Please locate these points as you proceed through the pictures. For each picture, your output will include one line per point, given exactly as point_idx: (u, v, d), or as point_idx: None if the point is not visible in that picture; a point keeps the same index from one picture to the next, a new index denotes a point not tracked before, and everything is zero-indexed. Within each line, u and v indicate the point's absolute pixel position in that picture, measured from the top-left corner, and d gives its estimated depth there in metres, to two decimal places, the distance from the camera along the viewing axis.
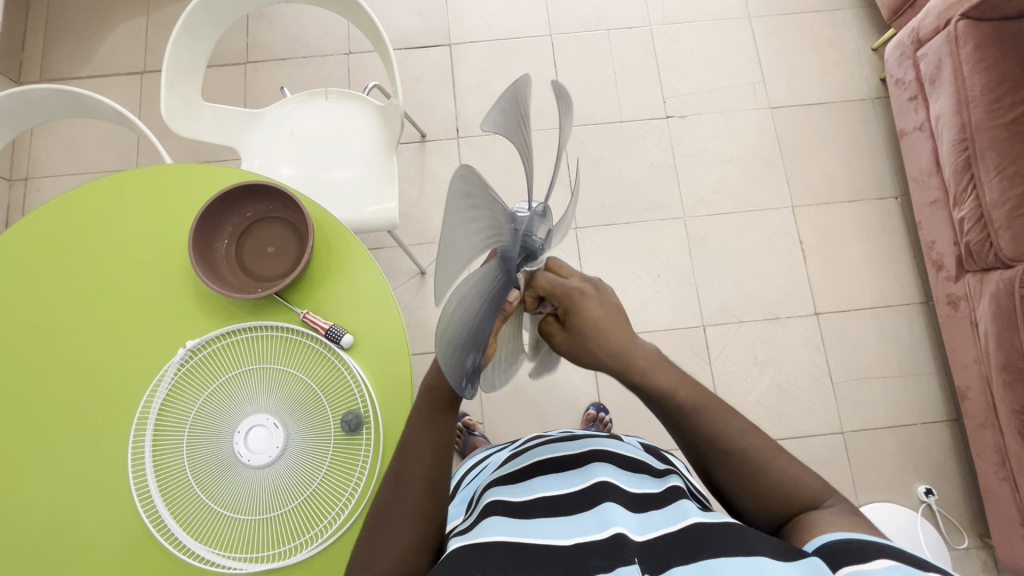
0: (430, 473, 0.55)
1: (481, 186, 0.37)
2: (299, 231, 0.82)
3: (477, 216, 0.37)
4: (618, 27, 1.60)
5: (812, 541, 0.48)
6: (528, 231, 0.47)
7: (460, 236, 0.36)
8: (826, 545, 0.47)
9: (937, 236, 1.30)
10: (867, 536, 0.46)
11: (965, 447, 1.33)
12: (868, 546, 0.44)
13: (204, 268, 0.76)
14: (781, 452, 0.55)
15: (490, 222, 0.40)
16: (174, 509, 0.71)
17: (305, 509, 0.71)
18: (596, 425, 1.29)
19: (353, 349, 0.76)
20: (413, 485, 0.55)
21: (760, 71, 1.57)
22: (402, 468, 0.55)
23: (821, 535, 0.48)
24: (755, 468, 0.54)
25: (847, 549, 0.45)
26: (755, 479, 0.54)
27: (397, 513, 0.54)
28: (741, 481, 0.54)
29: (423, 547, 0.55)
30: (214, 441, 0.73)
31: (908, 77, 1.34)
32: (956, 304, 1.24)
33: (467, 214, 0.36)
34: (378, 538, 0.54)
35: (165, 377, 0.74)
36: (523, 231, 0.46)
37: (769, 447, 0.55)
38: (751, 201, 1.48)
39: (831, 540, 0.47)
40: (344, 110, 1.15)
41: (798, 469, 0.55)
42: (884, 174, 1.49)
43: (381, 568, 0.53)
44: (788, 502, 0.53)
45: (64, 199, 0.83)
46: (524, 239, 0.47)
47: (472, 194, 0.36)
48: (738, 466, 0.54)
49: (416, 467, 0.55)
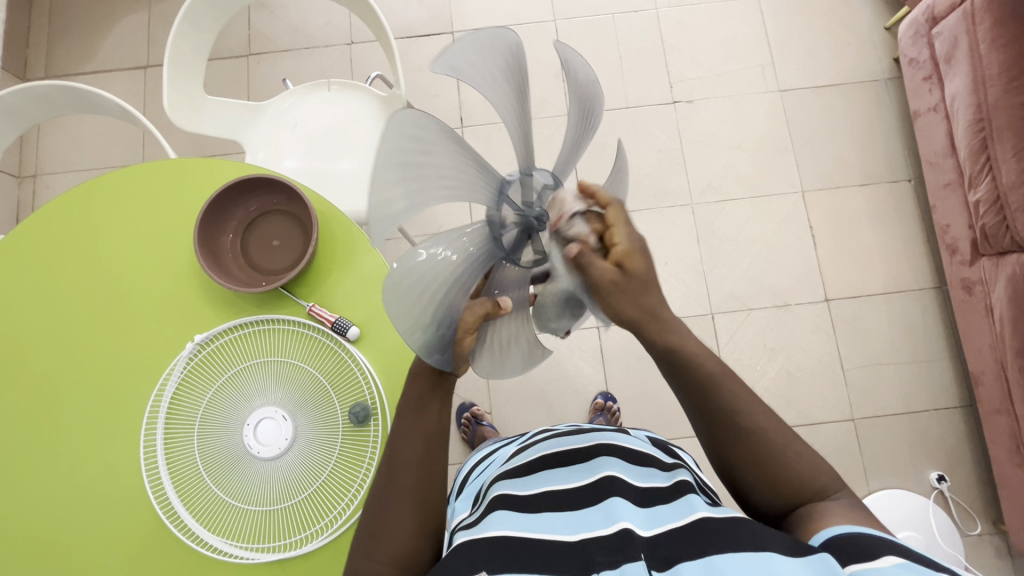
0: (426, 467, 0.55)
1: (429, 131, 0.43)
2: (304, 226, 0.81)
3: (428, 151, 0.43)
4: (623, 11, 1.57)
5: (818, 534, 0.48)
6: (531, 201, 0.50)
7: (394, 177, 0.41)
8: (835, 537, 0.46)
9: (951, 220, 1.27)
10: (876, 532, 0.46)
11: (978, 433, 1.32)
12: (878, 542, 0.44)
13: (210, 262, 0.76)
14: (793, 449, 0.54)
15: (450, 170, 0.45)
16: (187, 498, 0.72)
17: (314, 500, 0.71)
18: (604, 414, 1.29)
19: (359, 341, 0.77)
20: (410, 479, 0.55)
21: (770, 53, 1.53)
22: (399, 462, 0.55)
23: (828, 528, 0.48)
24: (762, 446, 0.52)
25: (855, 543, 0.44)
26: (763, 457, 0.52)
27: (405, 498, 0.55)
28: (751, 460, 0.52)
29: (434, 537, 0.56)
30: (225, 432, 0.73)
31: (922, 57, 1.30)
32: (970, 289, 1.22)
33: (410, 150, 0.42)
34: (390, 520, 0.54)
35: (175, 371, 0.75)
36: (519, 200, 0.50)
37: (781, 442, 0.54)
38: (761, 187, 1.45)
39: (837, 534, 0.46)
40: (346, 101, 1.14)
41: (808, 453, 0.53)
42: (896, 157, 1.46)
43: (382, 561, 0.53)
44: (789, 487, 0.52)
45: (69, 196, 0.83)
46: (523, 209, 0.50)
47: (464, 76, 0.44)
48: (747, 442, 0.52)
49: (417, 462, 0.55)
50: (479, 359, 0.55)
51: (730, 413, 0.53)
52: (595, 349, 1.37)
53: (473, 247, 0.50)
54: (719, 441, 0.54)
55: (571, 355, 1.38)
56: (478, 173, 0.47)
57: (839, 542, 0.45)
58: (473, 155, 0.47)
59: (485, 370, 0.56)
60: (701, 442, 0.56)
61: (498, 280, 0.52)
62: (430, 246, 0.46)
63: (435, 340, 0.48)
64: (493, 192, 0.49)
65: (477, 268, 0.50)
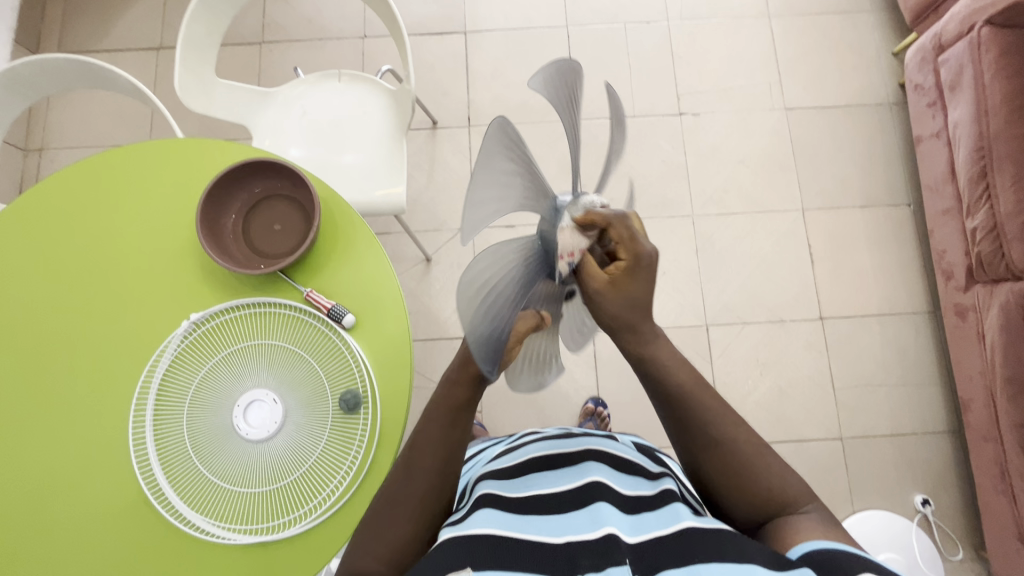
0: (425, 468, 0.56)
1: (515, 143, 0.42)
2: (307, 210, 0.82)
3: (513, 167, 0.43)
4: (636, 21, 1.58)
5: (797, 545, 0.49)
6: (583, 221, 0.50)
7: (486, 185, 0.40)
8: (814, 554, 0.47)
9: (948, 245, 1.28)
10: (845, 548, 0.48)
11: (965, 458, 1.32)
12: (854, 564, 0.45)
13: (210, 242, 0.77)
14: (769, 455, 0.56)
15: (527, 186, 0.45)
16: (171, 476, 0.72)
17: (299, 485, 0.72)
18: (595, 419, 1.27)
19: (354, 329, 0.77)
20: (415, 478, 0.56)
21: (778, 71, 1.55)
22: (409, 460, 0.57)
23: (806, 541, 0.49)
24: (728, 450, 0.55)
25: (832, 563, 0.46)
26: (731, 462, 0.55)
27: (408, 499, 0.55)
28: (720, 464, 0.55)
29: (426, 536, 0.57)
30: (214, 411, 0.74)
31: (927, 83, 1.32)
32: (963, 315, 1.23)
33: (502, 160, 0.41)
34: (393, 512, 0.56)
35: (169, 348, 0.75)
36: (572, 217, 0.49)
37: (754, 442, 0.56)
38: (761, 202, 1.47)
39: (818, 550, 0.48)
40: (355, 93, 1.15)
41: (779, 463, 0.55)
42: (897, 181, 1.47)
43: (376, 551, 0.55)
44: (764, 491, 0.54)
45: (76, 169, 0.84)
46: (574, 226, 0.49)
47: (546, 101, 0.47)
48: (717, 449, 0.55)
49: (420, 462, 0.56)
50: (513, 368, 0.57)
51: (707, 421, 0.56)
52: (588, 354, 1.38)
53: (527, 261, 0.47)
54: (697, 447, 0.56)
55: (565, 359, 1.38)
56: (538, 188, 0.47)
57: (813, 559, 0.47)
58: (537, 177, 0.47)
59: (520, 387, 0.62)
60: (685, 454, 0.58)
61: (534, 296, 0.50)
62: (502, 249, 0.43)
63: (490, 344, 0.44)
64: (548, 210, 0.49)
65: (530, 284, 0.48)
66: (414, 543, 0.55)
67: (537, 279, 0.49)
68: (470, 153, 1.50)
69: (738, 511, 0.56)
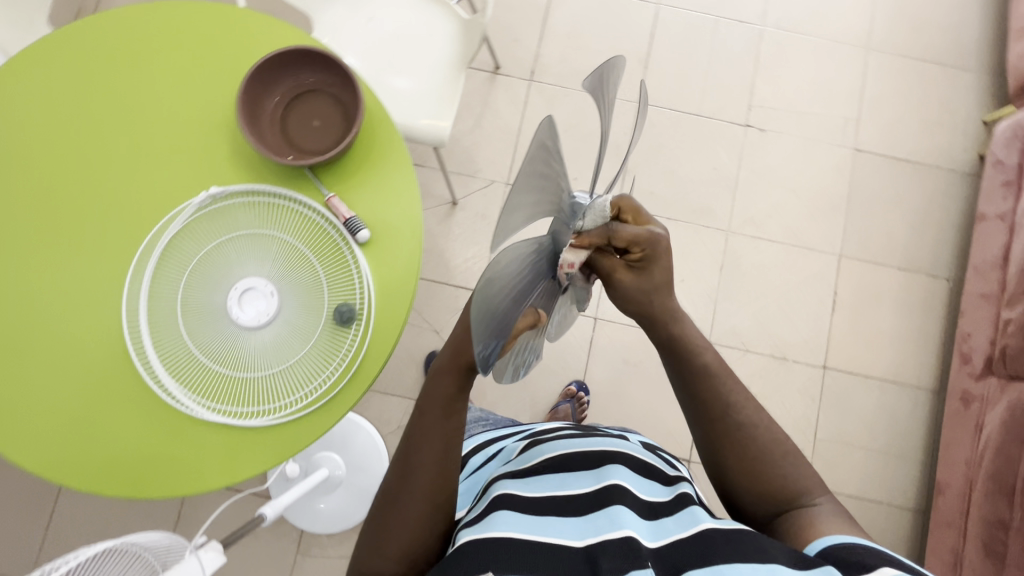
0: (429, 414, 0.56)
1: (555, 140, 0.38)
2: (348, 113, 0.79)
3: (548, 166, 0.39)
4: (730, 18, 1.50)
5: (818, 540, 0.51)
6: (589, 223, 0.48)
7: (521, 188, 0.37)
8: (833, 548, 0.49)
9: (974, 330, 1.24)
10: (862, 540, 0.50)
11: (921, 540, 1.31)
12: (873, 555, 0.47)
13: (247, 117, 0.75)
14: (783, 443, 0.58)
15: (556, 186, 0.42)
16: (155, 337, 0.72)
17: (276, 379, 0.72)
18: (572, 401, 1.28)
19: (366, 246, 0.76)
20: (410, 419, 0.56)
21: (858, 107, 1.47)
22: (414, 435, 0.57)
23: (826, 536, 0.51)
24: (748, 443, 0.57)
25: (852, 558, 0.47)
26: (746, 455, 0.57)
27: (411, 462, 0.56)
28: (736, 458, 0.57)
29: (435, 517, 0.57)
30: (211, 286, 0.74)
31: (1010, 161, 1.25)
32: (967, 403, 1.20)
33: (539, 159, 0.38)
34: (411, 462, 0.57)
35: (183, 214, 0.74)
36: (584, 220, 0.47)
37: (770, 432, 0.58)
38: (802, 237, 1.42)
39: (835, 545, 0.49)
40: (426, 12, 1.10)
41: (790, 456, 0.58)
42: (943, 252, 1.42)
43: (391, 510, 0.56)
44: (782, 485, 0.56)
45: (134, 12, 0.82)
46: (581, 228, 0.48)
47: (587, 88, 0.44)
48: (733, 446, 0.57)
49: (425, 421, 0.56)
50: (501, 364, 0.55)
51: (728, 430, 0.58)
52: (585, 339, 1.37)
53: (537, 261, 0.44)
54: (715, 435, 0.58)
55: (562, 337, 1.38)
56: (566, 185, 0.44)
57: (830, 554, 0.49)
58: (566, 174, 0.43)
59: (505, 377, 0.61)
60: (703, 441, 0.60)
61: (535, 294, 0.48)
62: (520, 252, 0.40)
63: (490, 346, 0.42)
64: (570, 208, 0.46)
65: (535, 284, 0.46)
66: (427, 503, 0.56)
67: (542, 278, 0.47)
68: (524, 107, 1.46)
69: (753, 506, 0.58)
